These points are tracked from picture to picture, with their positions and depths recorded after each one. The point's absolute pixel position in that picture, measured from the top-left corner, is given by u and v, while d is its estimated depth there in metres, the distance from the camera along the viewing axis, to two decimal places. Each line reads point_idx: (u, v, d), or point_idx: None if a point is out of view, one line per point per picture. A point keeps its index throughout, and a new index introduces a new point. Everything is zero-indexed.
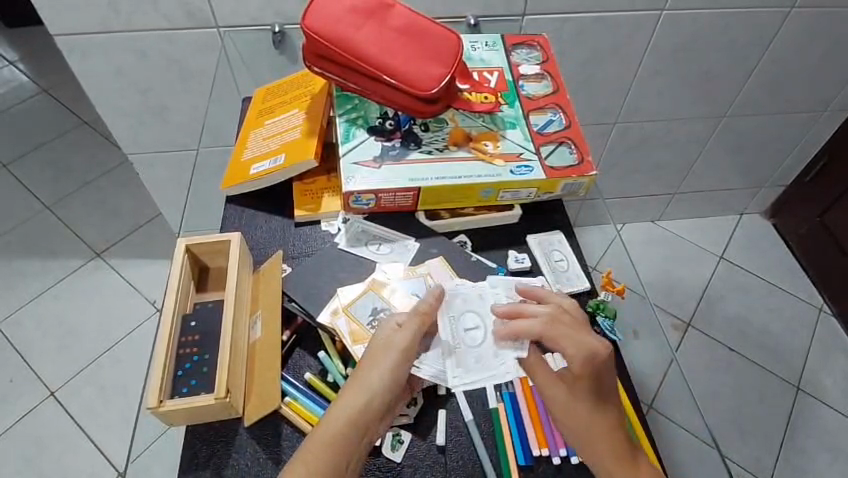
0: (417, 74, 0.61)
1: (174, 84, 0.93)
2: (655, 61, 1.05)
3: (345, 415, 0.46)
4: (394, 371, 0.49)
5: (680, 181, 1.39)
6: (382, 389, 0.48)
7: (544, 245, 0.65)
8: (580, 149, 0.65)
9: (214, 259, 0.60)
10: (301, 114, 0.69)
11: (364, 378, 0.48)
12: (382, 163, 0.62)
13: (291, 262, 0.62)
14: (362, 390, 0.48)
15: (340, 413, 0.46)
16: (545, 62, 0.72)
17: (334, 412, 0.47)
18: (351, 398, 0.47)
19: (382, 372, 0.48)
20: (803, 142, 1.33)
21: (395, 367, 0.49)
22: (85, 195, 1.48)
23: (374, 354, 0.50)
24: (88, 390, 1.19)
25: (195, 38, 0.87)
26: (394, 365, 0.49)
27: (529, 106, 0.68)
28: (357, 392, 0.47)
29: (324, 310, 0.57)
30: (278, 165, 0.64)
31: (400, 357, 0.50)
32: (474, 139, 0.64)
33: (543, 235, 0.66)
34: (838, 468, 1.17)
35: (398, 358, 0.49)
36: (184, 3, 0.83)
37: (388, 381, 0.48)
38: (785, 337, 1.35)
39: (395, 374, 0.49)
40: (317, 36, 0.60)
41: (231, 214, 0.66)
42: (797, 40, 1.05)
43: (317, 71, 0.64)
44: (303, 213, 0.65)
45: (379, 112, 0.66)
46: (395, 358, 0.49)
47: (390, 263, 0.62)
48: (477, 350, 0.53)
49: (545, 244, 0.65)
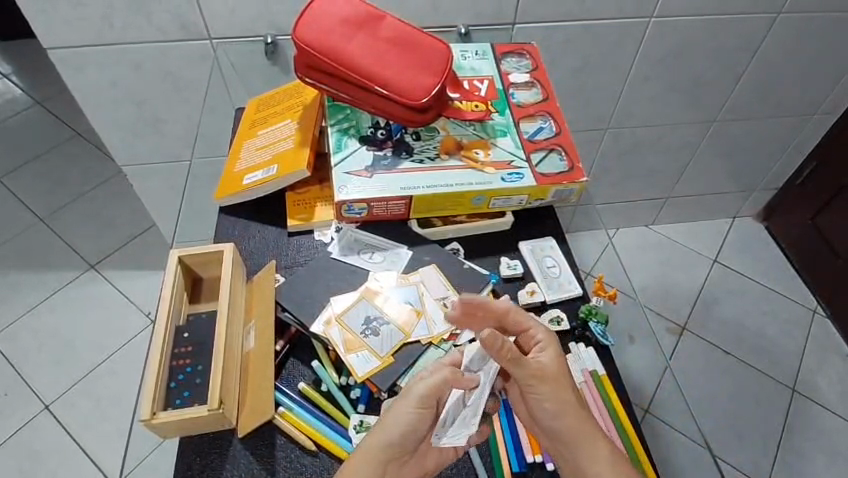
0: (409, 83, 0.61)
1: (169, 95, 0.94)
2: (645, 67, 1.06)
3: (380, 439, 0.47)
4: (425, 406, 0.48)
5: (674, 185, 1.40)
6: (413, 422, 0.47)
7: (537, 250, 0.65)
8: (570, 155, 0.66)
9: (208, 269, 0.59)
10: (294, 124, 0.69)
11: (395, 417, 0.47)
12: (374, 172, 0.62)
13: (284, 272, 0.62)
14: (393, 421, 0.47)
15: (379, 435, 0.47)
16: (535, 70, 0.73)
17: (372, 438, 0.47)
18: (385, 426, 0.47)
19: (417, 402, 0.48)
20: (793, 145, 1.34)
21: (424, 400, 0.48)
22: (79, 206, 1.48)
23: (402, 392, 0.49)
24: (83, 403, 1.18)
25: (188, 49, 0.88)
26: (425, 402, 0.48)
27: (520, 114, 0.69)
28: (393, 418, 0.48)
29: (319, 318, 0.56)
30: (271, 176, 0.65)
31: (436, 395, 0.48)
32: (466, 147, 0.65)
33: (536, 242, 0.66)
34: (835, 470, 1.18)
35: (431, 393, 0.48)
36: (178, 16, 0.84)
37: (419, 416, 0.48)
38: (780, 339, 1.36)
39: (425, 407, 0.48)
40: (311, 49, 0.61)
41: (225, 224, 0.66)
42: (783, 45, 1.07)
43: (310, 82, 0.65)
44: (297, 223, 0.65)
45: (371, 122, 0.66)
46: (423, 395, 0.48)
47: (383, 271, 0.61)
48: None
49: (538, 250, 0.65)
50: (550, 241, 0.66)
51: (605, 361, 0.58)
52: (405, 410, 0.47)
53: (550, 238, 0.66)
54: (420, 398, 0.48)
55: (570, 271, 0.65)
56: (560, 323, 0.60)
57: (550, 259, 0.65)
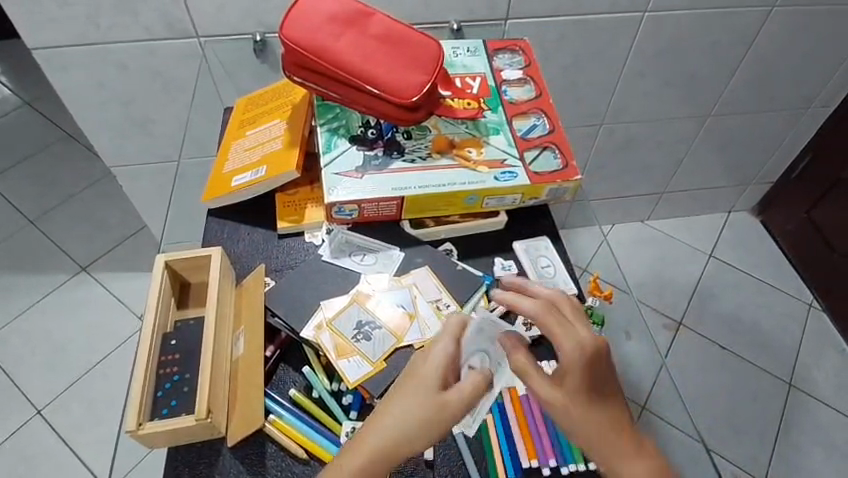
0: (399, 82, 0.60)
1: (157, 95, 0.92)
2: (639, 63, 1.05)
3: (396, 416, 0.45)
4: (441, 377, 0.46)
5: (669, 180, 1.39)
6: (434, 397, 0.45)
7: (531, 251, 0.64)
8: (564, 153, 0.65)
9: (196, 273, 0.58)
10: (283, 124, 0.68)
11: (409, 390, 0.46)
12: (364, 173, 0.61)
13: (274, 276, 0.61)
14: (411, 397, 0.45)
15: (397, 413, 0.45)
16: (528, 66, 0.72)
17: (390, 416, 0.45)
18: (401, 401, 0.45)
19: (436, 373, 0.46)
20: (788, 140, 1.34)
21: (442, 372, 0.46)
22: (70, 208, 1.46)
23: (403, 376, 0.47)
24: (76, 406, 1.17)
25: (175, 48, 0.86)
26: (441, 372, 0.46)
27: (513, 111, 0.68)
28: (411, 392, 0.45)
29: (309, 323, 0.55)
30: (260, 177, 0.64)
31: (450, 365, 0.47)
32: (458, 146, 0.64)
33: (530, 242, 0.65)
34: (832, 464, 1.18)
35: (445, 363, 0.47)
36: (164, 15, 0.82)
37: (438, 388, 0.46)
38: (776, 333, 1.36)
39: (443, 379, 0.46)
40: (298, 47, 0.60)
41: (214, 226, 0.65)
42: (778, 38, 1.06)
43: (298, 81, 0.63)
44: (287, 225, 0.64)
45: (361, 121, 0.65)
46: (427, 377, 0.46)
47: (375, 274, 0.60)
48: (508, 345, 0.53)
49: (532, 251, 0.64)
50: (544, 241, 0.65)
51: None
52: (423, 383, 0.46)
53: (544, 238, 0.65)
54: (439, 370, 0.46)
55: (566, 271, 0.64)
56: None
57: (545, 260, 0.64)
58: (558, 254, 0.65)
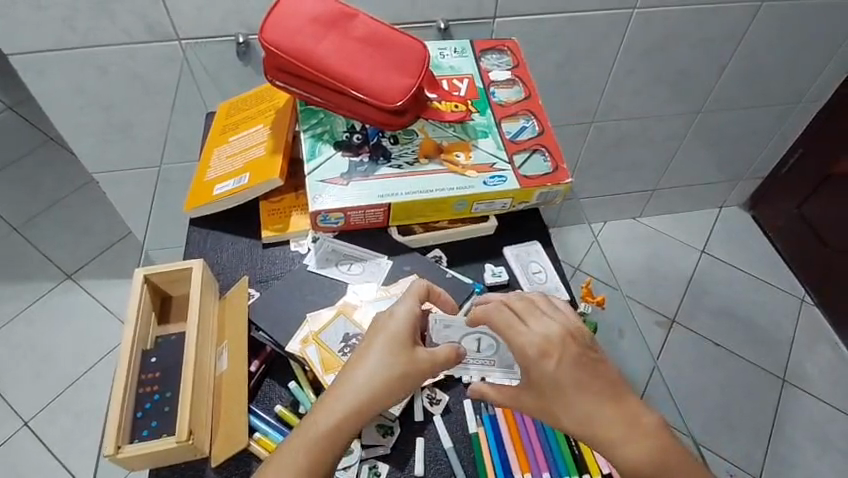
0: (384, 86, 0.58)
1: (139, 99, 0.90)
2: (629, 60, 1.04)
3: (352, 395, 0.43)
4: (394, 352, 0.45)
5: (660, 177, 1.39)
6: (387, 371, 0.44)
7: (523, 256, 0.63)
8: (553, 156, 0.64)
9: (177, 287, 0.56)
10: (266, 129, 0.66)
11: (361, 369, 0.44)
12: (350, 179, 0.59)
13: (258, 287, 0.59)
14: (362, 375, 0.44)
15: (351, 391, 0.43)
16: (516, 67, 0.71)
17: (342, 398, 0.43)
18: (354, 381, 0.44)
19: (389, 347, 0.45)
20: (779, 135, 1.33)
21: (396, 345, 0.45)
22: (54, 214, 1.43)
23: (370, 333, 0.47)
24: (64, 417, 1.15)
25: (156, 51, 0.84)
26: (394, 346, 0.45)
27: (502, 113, 0.66)
28: (361, 372, 0.44)
29: (294, 337, 0.54)
30: (243, 185, 0.62)
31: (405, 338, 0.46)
32: (445, 150, 0.62)
33: (520, 247, 0.64)
34: (826, 460, 1.19)
35: (401, 336, 0.46)
36: (144, 16, 0.80)
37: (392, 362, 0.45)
38: (769, 328, 1.36)
39: (396, 351, 0.45)
40: (279, 51, 0.58)
41: (196, 236, 0.63)
42: (768, 34, 1.06)
43: (280, 85, 0.62)
44: (272, 234, 0.62)
45: (346, 125, 0.63)
46: (404, 334, 0.46)
47: (361, 284, 0.58)
48: None
49: (523, 256, 0.63)
50: (535, 245, 0.64)
51: None
52: (375, 359, 0.45)
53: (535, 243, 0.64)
54: (392, 343, 0.45)
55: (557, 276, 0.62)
56: None
57: (536, 265, 0.63)
58: (549, 259, 0.63)
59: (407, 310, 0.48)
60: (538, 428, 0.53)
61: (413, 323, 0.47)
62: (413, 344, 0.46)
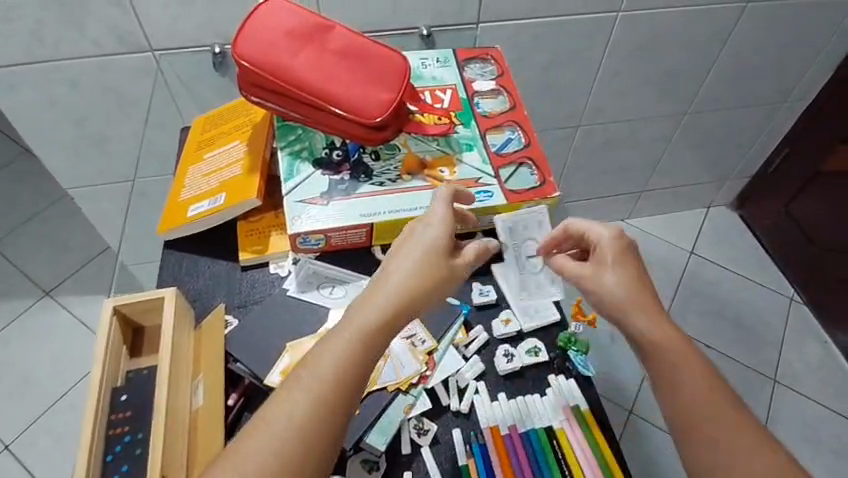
0: (364, 100, 0.56)
1: (113, 113, 0.87)
2: (615, 63, 1.02)
3: (381, 302, 0.42)
4: (423, 262, 0.45)
5: (648, 179, 1.38)
6: (413, 278, 0.44)
7: (519, 228, 0.58)
8: (541, 168, 0.62)
9: (149, 318, 0.53)
10: (243, 146, 0.64)
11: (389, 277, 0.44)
12: (330, 199, 0.57)
13: (237, 313, 0.57)
14: (393, 282, 0.43)
15: (381, 299, 0.42)
16: (501, 77, 0.69)
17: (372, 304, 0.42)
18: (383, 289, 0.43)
19: (417, 255, 0.45)
20: (765, 134, 1.33)
21: (427, 255, 0.45)
22: (30, 230, 1.38)
23: (401, 246, 0.46)
24: (44, 441, 1.11)
25: (129, 63, 0.81)
26: (424, 255, 0.45)
27: (487, 125, 0.64)
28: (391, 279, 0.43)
29: (273, 370, 0.51)
30: (219, 205, 0.59)
31: (434, 249, 0.46)
32: (429, 166, 0.60)
33: (520, 214, 0.58)
34: (819, 460, 1.18)
35: (431, 249, 0.45)
36: (114, 27, 0.77)
37: (420, 271, 0.44)
38: (759, 329, 1.36)
39: (426, 261, 0.45)
40: (253, 66, 0.55)
41: (171, 261, 0.60)
42: (752, 34, 1.05)
43: (255, 101, 0.59)
44: (249, 256, 0.59)
45: (325, 142, 0.61)
46: (438, 249, 0.46)
47: (343, 309, 0.56)
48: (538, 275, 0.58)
49: (520, 228, 0.58)
50: (540, 213, 0.58)
51: (587, 393, 0.55)
52: (402, 267, 0.44)
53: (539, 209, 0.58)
54: (422, 254, 0.45)
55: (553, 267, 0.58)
56: (538, 354, 0.56)
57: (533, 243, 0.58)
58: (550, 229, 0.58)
59: (438, 226, 0.47)
60: (530, 457, 0.50)
61: (445, 234, 0.47)
62: (442, 251, 0.46)
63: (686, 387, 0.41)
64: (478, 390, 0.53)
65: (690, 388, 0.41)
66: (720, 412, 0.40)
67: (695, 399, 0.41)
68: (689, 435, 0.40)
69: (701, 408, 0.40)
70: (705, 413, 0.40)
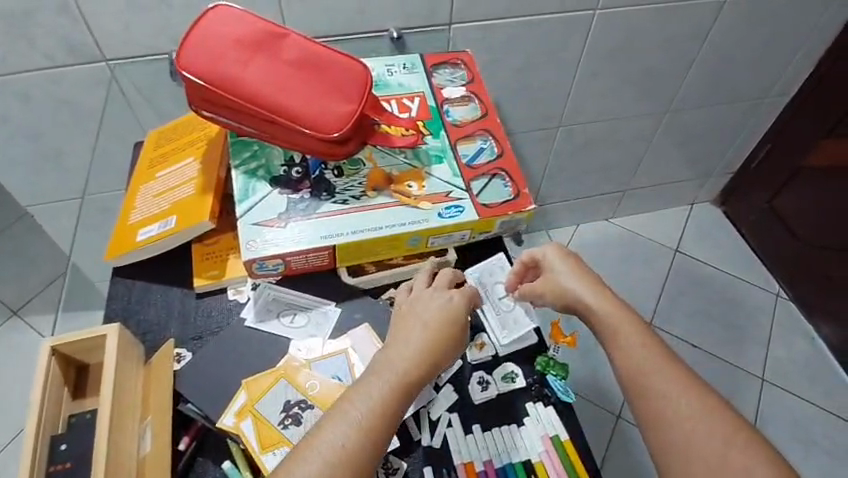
0: (323, 114, 0.52)
1: (67, 126, 0.82)
2: (594, 62, 0.99)
3: (402, 363, 0.45)
4: (441, 324, 0.48)
5: (631, 178, 1.35)
6: (434, 340, 0.47)
7: (486, 275, 0.58)
8: (515, 180, 0.58)
9: (93, 355, 0.50)
10: (196, 163, 0.59)
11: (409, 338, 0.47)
12: (288, 220, 0.53)
13: (191, 346, 0.53)
14: (412, 343, 0.47)
15: (403, 359, 0.46)
16: (471, 82, 0.65)
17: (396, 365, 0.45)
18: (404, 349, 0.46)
19: (434, 318, 0.49)
20: (747, 129, 1.31)
21: (444, 317, 0.49)
22: None
23: (416, 307, 0.50)
24: (10, 468, 1.06)
25: (80, 74, 0.76)
26: (442, 318, 0.49)
27: (457, 134, 0.61)
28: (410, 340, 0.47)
29: (228, 410, 0.48)
30: (170, 229, 0.55)
31: (451, 313, 0.49)
32: (396, 181, 0.56)
33: (483, 264, 0.58)
34: (808, 459, 1.17)
35: (449, 312, 0.49)
36: (63, 37, 0.71)
37: (439, 333, 0.48)
38: (746, 327, 1.34)
39: (444, 323, 0.49)
40: (202, 80, 0.51)
41: (120, 290, 0.56)
42: (733, 30, 1.02)
43: (206, 115, 0.55)
44: (204, 283, 0.55)
45: (284, 158, 0.57)
46: (459, 308, 0.50)
47: (305, 339, 0.53)
48: (513, 311, 0.56)
49: (487, 275, 0.58)
50: (500, 259, 0.58)
51: (566, 420, 0.52)
52: (418, 328, 0.48)
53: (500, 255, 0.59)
54: (440, 316, 0.49)
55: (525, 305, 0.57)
56: (515, 379, 0.53)
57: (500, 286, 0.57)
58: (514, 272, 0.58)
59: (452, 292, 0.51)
60: None
61: (461, 299, 0.51)
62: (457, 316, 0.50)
63: (639, 360, 0.46)
64: (451, 422, 0.50)
65: (639, 358, 0.46)
66: (667, 378, 0.44)
67: (647, 370, 0.45)
68: (652, 416, 0.43)
69: (649, 374, 0.45)
70: (653, 373, 0.45)
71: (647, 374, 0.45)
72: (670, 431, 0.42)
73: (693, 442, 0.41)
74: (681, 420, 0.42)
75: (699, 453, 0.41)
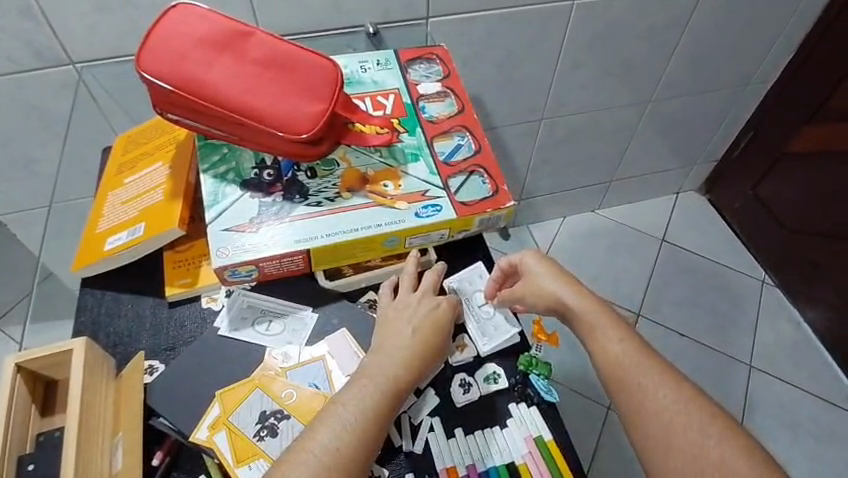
0: (293, 114, 0.51)
1: (36, 132, 0.79)
2: (574, 53, 0.98)
3: (393, 366, 0.45)
4: (428, 327, 0.49)
5: (616, 169, 1.35)
6: (421, 343, 0.47)
7: (465, 282, 0.56)
8: (493, 176, 0.57)
9: (61, 371, 0.48)
10: (165, 168, 0.57)
11: (397, 340, 0.47)
12: (260, 225, 0.51)
13: (163, 358, 0.51)
14: (401, 346, 0.47)
15: (393, 362, 0.46)
16: (447, 77, 0.64)
17: (386, 369, 0.45)
18: (390, 353, 0.46)
19: (421, 320, 0.49)
20: (730, 117, 1.31)
21: (431, 320, 0.49)
22: None
23: (401, 311, 0.50)
24: None
25: (48, 79, 0.73)
26: (429, 321, 0.49)
27: (434, 131, 0.59)
28: (396, 343, 0.47)
29: (202, 424, 0.46)
30: (139, 237, 0.53)
31: (438, 316, 0.50)
32: (372, 180, 0.55)
33: (463, 272, 0.57)
34: (796, 444, 1.18)
35: (435, 314, 0.50)
36: (28, 41, 0.68)
37: (426, 335, 0.48)
38: (733, 314, 1.35)
39: (431, 326, 0.49)
40: (166, 83, 0.49)
41: (90, 300, 0.54)
42: (712, 18, 1.02)
43: (173, 118, 0.53)
44: (176, 291, 0.54)
45: (255, 160, 0.55)
46: (445, 310, 0.50)
47: (282, 346, 0.52)
48: (494, 317, 0.55)
49: (466, 282, 0.56)
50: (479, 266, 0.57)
51: (550, 419, 0.51)
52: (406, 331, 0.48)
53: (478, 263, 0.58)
54: (427, 318, 0.49)
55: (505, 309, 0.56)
56: (498, 380, 0.52)
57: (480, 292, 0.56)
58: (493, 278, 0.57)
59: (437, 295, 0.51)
60: None
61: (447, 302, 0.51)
62: (443, 318, 0.50)
63: (616, 355, 0.45)
64: (433, 426, 0.49)
65: (618, 353, 0.45)
66: (643, 371, 0.44)
67: (625, 364, 0.45)
68: (632, 412, 0.43)
69: (628, 368, 0.44)
70: (629, 367, 0.44)
71: (627, 370, 0.44)
72: (650, 426, 0.41)
73: (673, 436, 0.40)
74: (661, 414, 0.42)
75: (679, 447, 0.40)
